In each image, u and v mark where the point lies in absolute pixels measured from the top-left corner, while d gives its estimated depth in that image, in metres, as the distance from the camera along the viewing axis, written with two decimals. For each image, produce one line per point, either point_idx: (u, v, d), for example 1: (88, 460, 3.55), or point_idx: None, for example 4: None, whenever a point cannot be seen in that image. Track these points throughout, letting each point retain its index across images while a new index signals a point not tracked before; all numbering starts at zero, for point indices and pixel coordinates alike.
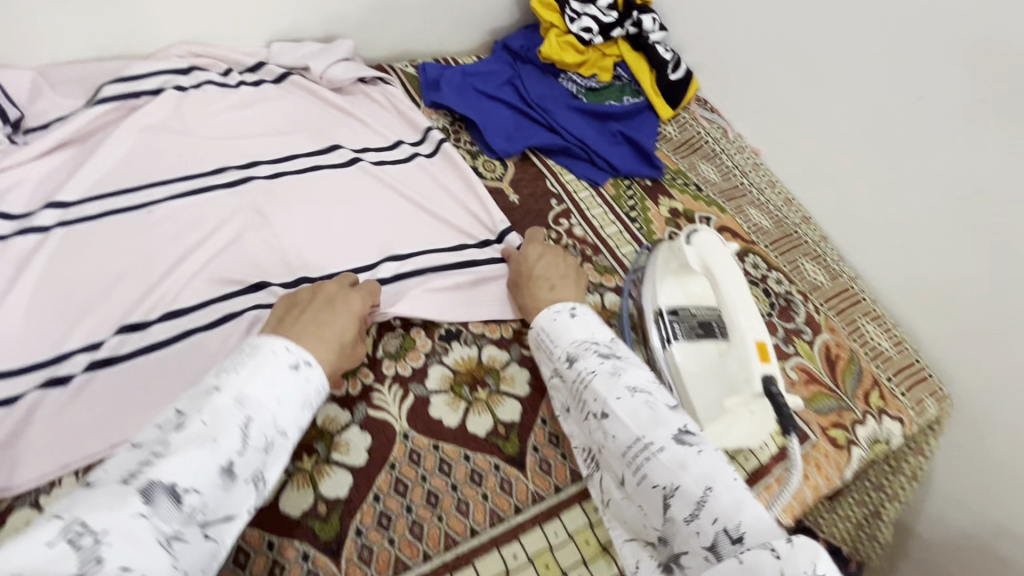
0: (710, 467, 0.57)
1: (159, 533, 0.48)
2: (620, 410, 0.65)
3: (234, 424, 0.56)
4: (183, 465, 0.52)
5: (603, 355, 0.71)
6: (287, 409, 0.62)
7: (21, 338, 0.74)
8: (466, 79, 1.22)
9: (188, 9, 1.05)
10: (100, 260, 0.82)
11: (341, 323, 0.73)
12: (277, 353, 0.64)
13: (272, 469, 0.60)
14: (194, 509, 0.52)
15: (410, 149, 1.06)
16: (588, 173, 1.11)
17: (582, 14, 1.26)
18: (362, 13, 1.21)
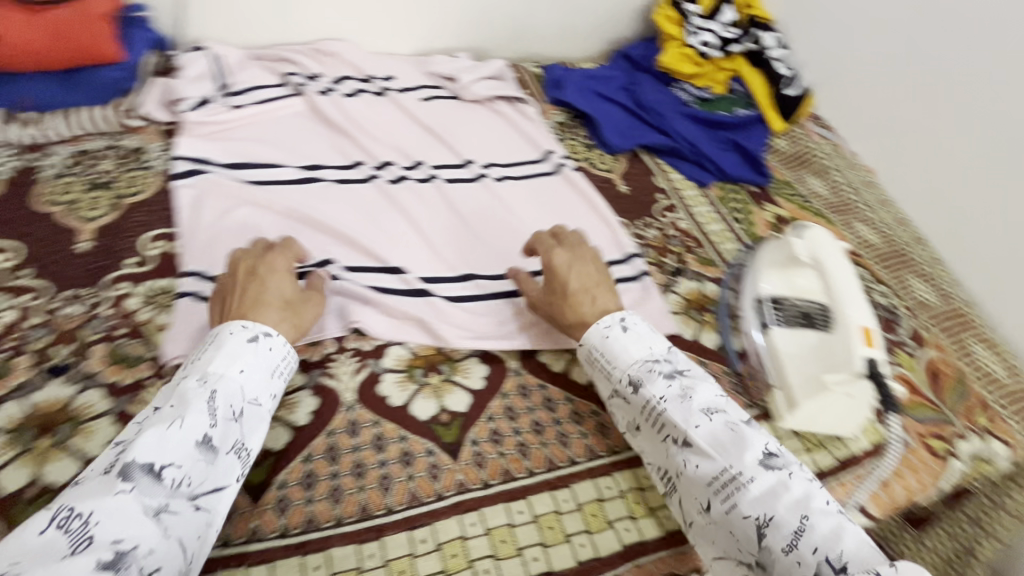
0: (804, 494, 0.59)
1: (148, 504, 0.51)
2: (702, 438, 0.65)
3: (198, 399, 0.58)
4: (157, 445, 0.54)
5: (669, 376, 0.70)
6: (256, 377, 0.64)
7: (222, 248, 0.87)
8: (586, 81, 1.32)
9: (364, 6, 1.24)
10: (284, 199, 0.95)
11: (275, 285, 0.73)
12: (235, 331, 0.66)
13: (254, 438, 0.62)
14: (178, 482, 0.54)
15: (532, 168, 1.11)
16: (695, 173, 1.16)
17: (702, 29, 1.34)
18: (501, 16, 1.36)
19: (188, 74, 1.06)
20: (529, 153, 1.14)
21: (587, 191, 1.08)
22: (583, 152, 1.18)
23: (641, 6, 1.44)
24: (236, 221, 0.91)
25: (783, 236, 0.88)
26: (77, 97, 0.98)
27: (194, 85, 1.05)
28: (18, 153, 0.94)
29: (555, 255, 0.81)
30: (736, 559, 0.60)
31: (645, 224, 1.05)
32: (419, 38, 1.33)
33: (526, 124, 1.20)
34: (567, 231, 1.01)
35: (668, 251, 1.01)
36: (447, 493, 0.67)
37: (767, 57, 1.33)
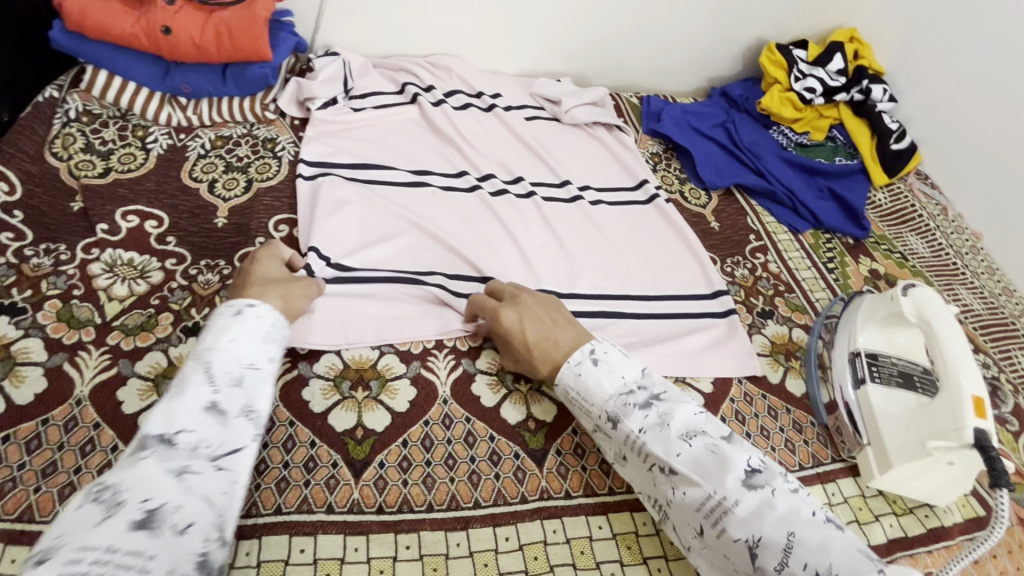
0: (788, 509, 0.60)
1: (169, 467, 0.56)
2: (684, 466, 0.64)
3: (196, 374, 0.63)
4: (167, 418, 0.59)
5: (645, 406, 0.69)
6: (246, 344, 0.67)
7: (340, 238, 0.93)
8: (684, 116, 1.35)
9: (481, 26, 1.32)
10: (396, 203, 1.01)
11: (267, 267, 0.79)
12: (222, 313, 0.70)
13: (259, 400, 0.66)
14: (194, 446, 0.58)
15: (626, 195, 1.14)
16: (789, 219, 1.16)
17: (808, 75, 1.34)
18: (606, 46, 1.41)
19: (321, 75, 1.14)
20: (622, 180, 1.17)
21: (677, 222, 1.09)
22: (676, 185, 1.20)
23: (746, 47, 1.45)
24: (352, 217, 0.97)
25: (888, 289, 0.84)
26: (226, 88, 1.06)
27: (326, 87, 1.13)
28: (170, 132, 1.04)
29: (503, 315, 0.78)
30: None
31: (735, 263, 1.05)
32: (527, 61, 1.40)
33: (618, 151, 1.23)
34: (656, 260, 1.03)
35: (757, 293, 1.01)
36: (530, 497, 0.70)
37: (874, 108, 1.31)
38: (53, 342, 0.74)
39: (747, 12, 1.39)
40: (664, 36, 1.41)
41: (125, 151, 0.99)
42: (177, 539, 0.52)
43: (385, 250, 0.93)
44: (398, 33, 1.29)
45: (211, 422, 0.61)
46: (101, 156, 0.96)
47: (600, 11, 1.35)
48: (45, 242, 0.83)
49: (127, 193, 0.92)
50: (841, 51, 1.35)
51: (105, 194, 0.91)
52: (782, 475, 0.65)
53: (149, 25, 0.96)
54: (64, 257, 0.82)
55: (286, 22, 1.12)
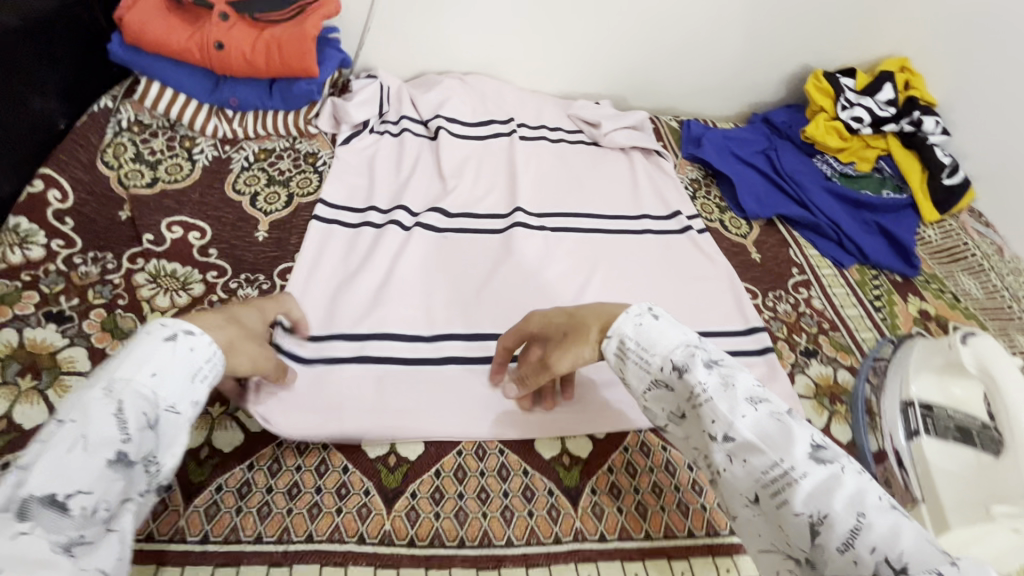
0: (857, 490, 0.54)
1: (55, 541, 0.47)
2: (747, 429, 0.58)
3: (103, 415, 0.51)
4: (51, 472, 0.48)
5: (711, 363, 0.62)
6: (171, 381, 0.57)
7: (347, 306, 0.85)
8: (725, 142, 1.32)
9: (522, 46, 1.32)
10: (407, 265, 0.93)
11: (247, 315, 0.71)
12: (149, 330, 0.58)
13: (166, 447, 0.57)
14: (88, 510, 0.50)
15: (659, 223, 1.12)
16: (835, 253, 1.12)
17: (856, 105, 1.30)
18: (647, 68, 1.39)
19: (359, 95, 1.14)
20: (655, 208, 1.15)
21: (710, 255, 1.07)
22: (715, 213, 1.17)
23: (791, 74, 1.42)
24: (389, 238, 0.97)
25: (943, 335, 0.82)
26: (271, 102, 1.06)
27: (361, 108, 1.13)
28: (216, 144, 1.07)
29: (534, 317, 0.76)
30: (785, 553, 0.56)
31: (777, 297, 1.02)
32: (566, 82, 1.39)
33: (645, 178, 1.22)
34: (692, 293, 1.01)
35: (800, 330, 0.97)
36: (564, 537, 0.67)
37: (925, 141, 1.27)
38: (97, 351, 0.74)
39: (794, 39, 1.36)
40: (707, 61, 1.39)
41: (172, 162, 1.01)
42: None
43: (391, 312, 0.86)
44: (441, 51, 1.30)
45: (112, 476, 0.52)
46: (150, 167, 0.99)
47: (643, 35, 1.33)
48: (94, 250, 0.85)
49: (172, 204, 0.94)
50: (892, 81, 1.31)
51: (151, 204, 0.93)
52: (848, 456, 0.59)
53: (201, 39, 0.98)
54: (111, 266, 0.84)
55: (333, 38, 1.14)
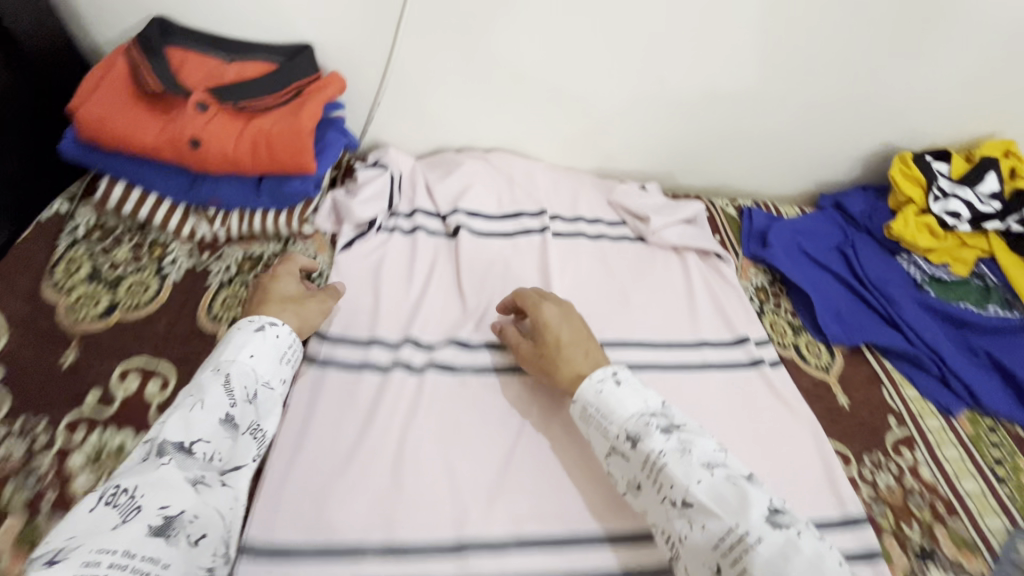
0: (815, 555, 0.57)
1: (186, 475, 0.57)
2: (704, 496, 0.62)
3: (215, 385, 0.65)
4: (180, 424, 0.60)
5: (667, 431, 0.68)
6: (264, 363, 0.71)
7: (347, 502, 0.68)
8: (794, 236, 1.12)
9: (557, 120, 1.13)
10: (425, 438, 0.75)
11: (283, 284, 0.81)
12: (241, 326, 0.73)
13: (266, 419, 0.69)
14: (208, 456, 0.61)
15: (723, 353, 0.92)
16: (939, 395, 0.91)
17: (951, 196, 1.10)
18: (699, 144, 1.20)
19: (361, 192, 0.95)
20: (715, 329, 0.95)
21: (792, 402, 0.87)
22: (789, 336, 0.98)
23: (869, 152, 1.22)
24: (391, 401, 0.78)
25: None
26: (260, 200, 0.88)
27: (367, 206, 0.95)
28: (192, 250, 0.89)
29: (544, 309, 0.82)
30: None
31: (875, 465, 0.82)
32: (606, 156, 1.21)
33: (703, 286, 1.02)
34: (768, 455, 0.81)
35: (911, 518, 0.77)
36: None
37: None
38: None
39: (877, 115, 1.16)
40: (772, 137, 1.20)
41: (137, 278, 0.84)
42: (190, 549, 0.54)
43: (401, 508, 0.69)
44: (463, 125, 1.12)
45: (224, 434, 0.63)
46: (109, 286, 0.81)
47: (700, 108, 1.14)
48: (23, 416, 0.67)
49: (131, 341, 0.77)
50: (996, 169, 1.11)
51: (105, 343, 0.76)
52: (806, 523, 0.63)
53: (174, 133, 0.80)
54: (41, 440, 0.66)
55: (337, 117, 0.96)
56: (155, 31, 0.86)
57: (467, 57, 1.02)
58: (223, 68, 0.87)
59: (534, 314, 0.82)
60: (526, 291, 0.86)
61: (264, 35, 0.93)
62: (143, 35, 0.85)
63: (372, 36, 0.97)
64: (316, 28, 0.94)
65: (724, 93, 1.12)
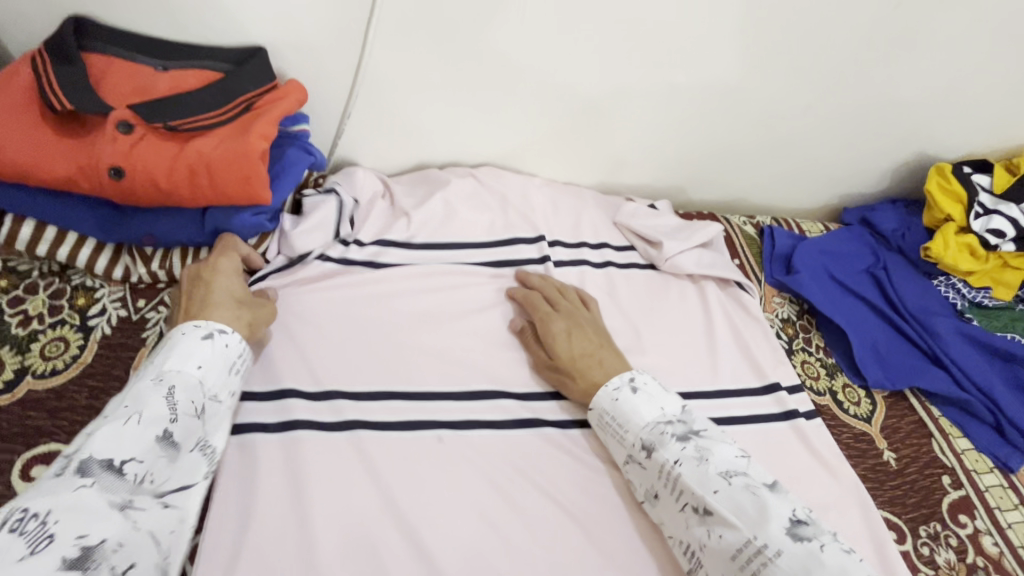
0: (840, 569, 0.54)
1: (111, 500, 0.48)
2: (721, 505, 0.60)
3: (154, 397, 0.55)
4: (110, 440, 0.51)
5: (683, 438, 0.66)
6: (212, 373, 0.61)
7: None
8: (822, 258, 1.01)
9: (555, 132, 1.00)
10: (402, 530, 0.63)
11: (215, 317, 0.65)
12: (184, 331, 0.62)
13: (216, 435, 0.60)
14: (140, 478, 0.51)
15: (752, 404, 0.80)
16: (995, 447, 0.81)
17: (993, 212, 0.99)
18: (713, 156, 1.08)
19: (304, 221, 0.82)
20: (739, 374, 0.83)
21: (833, 463, 0.75)
22: (823, 379, 0.86)
23: (899, 163, 1.11)
24: (369, 487, 0.66)
25: None
26: (202, 237, 0.75)
27: (306, 238, 0.82)
28: (124, 297, 0.75)
29: (552, 321, 0.80)
30: None
31: (932, 539, 0.71)
32: (610, 170, 1.08)
33: (724, 321, 0.90)
34: None
35: None
36: None
37: None
38: None
39: (909, 122, 1.04)
40: (793, 147, 1.07)
41: (53, 337, 0.69)
42: None
43: None
44: (448, 139, 0.98)
45: (160, 453, 0.53)
46: (16, 349, 0.67)
47: (715, 117, 1.01)
48: None
49: (43, 421, 0.63)
50: None
51: (6, 425, 0.62)
52: (832, 537, 0.59)
53: (88, 161, 0.67)
54: None
55: (300, 134, 0.83)
56: (68, 33, 0.70)
57: (451, 62, 0.88)
58: (156, 74, 0.72)
59: (542, 325, 0.80)
60: (532, 277, 0.87)
61: (208, 39, 0.78)
62: (54, 38, 0.70)
63: (339, 39, 0.83)
64: (271, 30, 0.80)
65: (742, 100, 0.99)
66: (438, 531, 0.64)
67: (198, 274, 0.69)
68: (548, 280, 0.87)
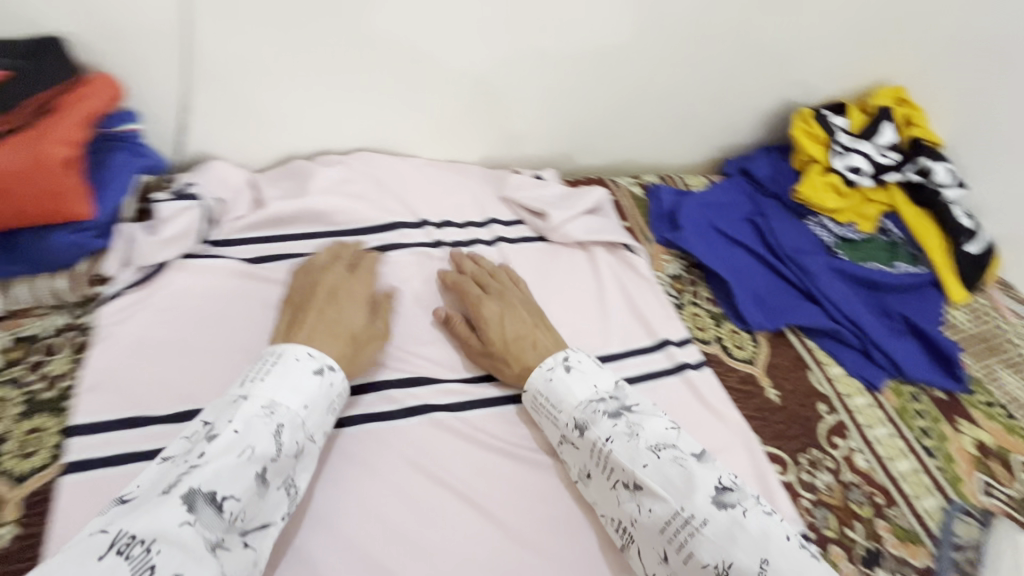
0: (761, 533, 0.55)
1: (207, 538, 0.49)
2: (649, 479, 0.60)
3: (265, 431, 0.56)
4: (220, 473, 0.51)
5: (614, 415, 0.66)
6: (315, 412, 0.62)
7: None
8: (705, 211, 1.03)
9: (426, 108, 0.96)
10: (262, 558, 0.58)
11: (346, 313, 0.72)
12: (298, 359, 0.63)
13: (301, 473, 0.60)
14: (234, 517, 0.51)
15: (641, 363, 0.81)
16: (863, 370, 0.87)
17: (851, 150, 1.06)
18: (593, 121, 1.07)
19: (162, 232, 0.75)
20: (631, 334, 0.85)
21: (718, 409, 0.78)
22: (710, 328, 0.89)
23: (768, 111, 1.15)
24: None
25: None
26: (14, 266, 0.69)
27: (166, 249, 0.76)
28: None
29: (485, 305, 0.78)
30: None
31: (811, 464, 0.76)
32: (492, 144, 1.05)
33: (614, 283, 0.90)
34: None
35: (853, 520, 0.71)
36: None
37: (937, 196, 1.03)
38: None
39: (772, 68, 1.08)
40: (669, 104, 1.09)
41: None
42: None
43: None
44: (309, 125, 0.92)
45: (257, 492, 0.54)
46: None
47: (588, 79, 1.01)
48: None
49: None
50: (890, 119, 1.08)
51: None
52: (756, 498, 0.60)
53: None
54: None
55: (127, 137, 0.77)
56: None
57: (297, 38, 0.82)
58: None
59: (476, 307, 0.79)
60: (465, 262, 0.84)
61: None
62: None
63: (167, 16, 0.76)
64: (70, 18, 0.72)
65: (611, 59, 0.99)
66: (315, 545, 0.60)
67: (333, 263, 0.78)
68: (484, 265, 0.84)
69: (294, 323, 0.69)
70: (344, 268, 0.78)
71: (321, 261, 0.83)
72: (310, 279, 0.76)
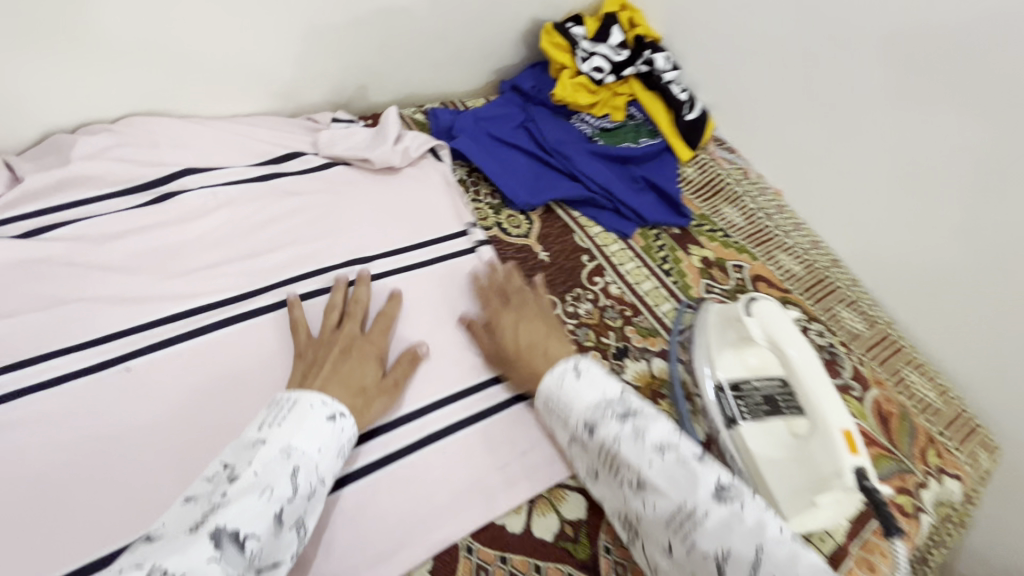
0: (757, 523, 0.57)
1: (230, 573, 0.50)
2: (658, 477, 0.62)
3: (282, 475, 0.58)
4: (242, 512, 0.54)
5: (624, 418, 0.67)
6: (330, 458, 0.64)
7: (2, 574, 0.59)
8: (479, 124, 1.17)
9: (180, 68, 0.96)
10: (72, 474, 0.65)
11: (358, 368, 0.73)
12: (313, 407, 0.65)
13: (312, 513, 0.61)
14: (254, 555, 0.53)
15: (440, 246, 0.96)
16: (617, 224, 1.07)
17: (592, 54, 1.24)
18: (365, 60, 1.15)
19: None
20: (413, 230, 0.97)
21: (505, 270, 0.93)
22: (490, 217, 1.05)
23: (522, 30, 1.30)
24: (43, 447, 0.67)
25: (732, 303, 0.82)
26: None
27: None
28: None
29: (504, 318, 0.81)
30: None
31: (576, 299, 0.94)
32: (269, 93, 1.09)
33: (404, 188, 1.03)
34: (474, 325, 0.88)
35: (606, 329, 0.91)
36: None
37: (662, 80, 1.25)
38: None
39: None
40: (432, 36, 1.19)
41: None
42: None
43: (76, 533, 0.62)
44: (51, 101, 0.89)
45: (274, 532, 0.56)
46: None
47: (344, 19, 1.06)
48: None
49: None
50: (617, 23, 1.27)
51: None
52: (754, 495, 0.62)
53: None
54: None
55: None
56: None
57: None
58: None
59: (494, 318, 0.82)
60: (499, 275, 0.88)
61: None
62: None
63: None
64: None
65: None
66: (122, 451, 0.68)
67: (333, 319, 0.79)
68: (518, 279, 0.87)
69: (308, 374, 0.71)
70: (358, 326, 0.79)
71: (101, 221, 0.85)
72: (327, 336, 0.77)
